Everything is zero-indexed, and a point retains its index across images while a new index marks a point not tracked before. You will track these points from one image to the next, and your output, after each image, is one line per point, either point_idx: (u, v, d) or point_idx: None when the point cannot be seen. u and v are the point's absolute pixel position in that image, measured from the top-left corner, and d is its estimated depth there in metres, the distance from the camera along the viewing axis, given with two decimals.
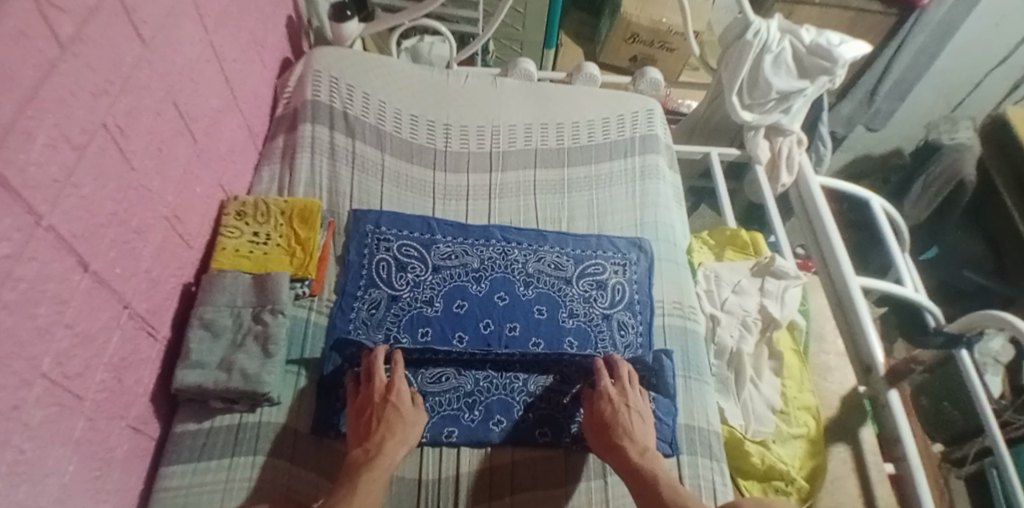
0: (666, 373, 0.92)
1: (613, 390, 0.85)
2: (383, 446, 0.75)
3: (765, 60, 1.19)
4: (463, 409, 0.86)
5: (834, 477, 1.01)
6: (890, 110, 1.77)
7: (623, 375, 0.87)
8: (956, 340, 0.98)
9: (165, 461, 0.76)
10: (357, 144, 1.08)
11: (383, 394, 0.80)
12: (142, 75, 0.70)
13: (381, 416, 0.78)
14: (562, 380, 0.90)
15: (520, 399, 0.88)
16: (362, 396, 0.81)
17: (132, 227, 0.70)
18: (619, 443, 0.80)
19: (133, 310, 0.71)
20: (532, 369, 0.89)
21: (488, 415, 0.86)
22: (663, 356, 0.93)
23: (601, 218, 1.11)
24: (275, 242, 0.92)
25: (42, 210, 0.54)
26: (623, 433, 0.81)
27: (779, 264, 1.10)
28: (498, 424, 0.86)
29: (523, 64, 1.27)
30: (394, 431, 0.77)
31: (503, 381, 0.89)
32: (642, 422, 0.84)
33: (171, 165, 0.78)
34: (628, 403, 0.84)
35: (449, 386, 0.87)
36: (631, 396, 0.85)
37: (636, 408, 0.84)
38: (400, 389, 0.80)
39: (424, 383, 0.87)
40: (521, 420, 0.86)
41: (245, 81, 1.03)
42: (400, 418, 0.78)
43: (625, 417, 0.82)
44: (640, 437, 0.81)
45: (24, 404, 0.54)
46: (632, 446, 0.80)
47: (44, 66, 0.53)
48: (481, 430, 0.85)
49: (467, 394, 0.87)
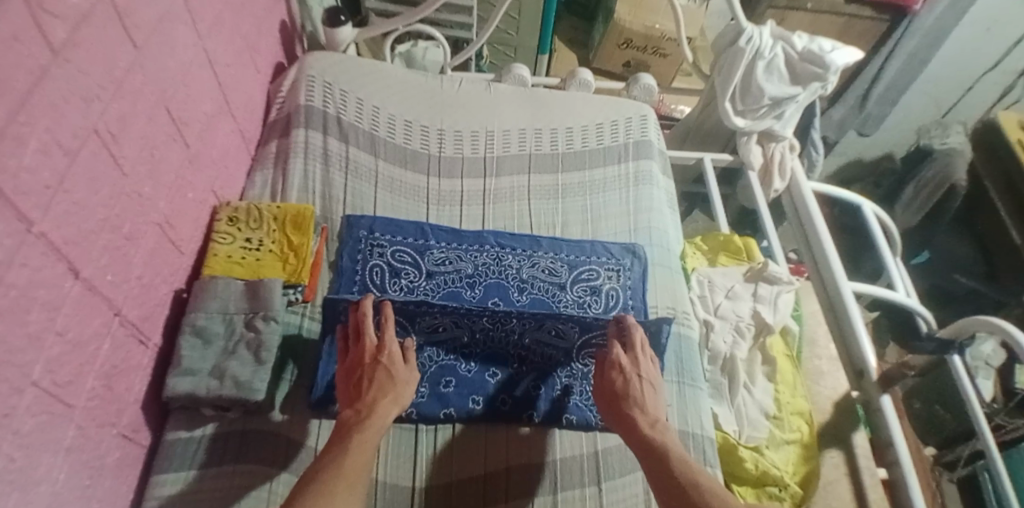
0: (663, 334, 0.91)
1: (625, 360, 0.84)
2: (376, 406, 0.74)
3: (758, 66, 1.20)
4: (459, 360, 0.90)
5: (827, 482, 1.01)
6: (881, 115, 1.80)
7: (635, 342, 0.86)
8: (947, 347, 1.01)
9: (156, 470, 0.76)
10: (350, 151, 1.08)
11: (373, 355, 0.79)
12: (136, 79, 0.70)
13: (372, 377, 0.78)
14: (556, 333, 0.89)
15: (514, 354, 0.91)
16: (352, 355, 0.81)
17: (123, 233, 0.69)
18: (630, 414, 0.79)
19: (124, 317, 0.71)
20: (528, 325, 0.88)
21: (484, 366, 0.91)
22: (664, 325, 0.90)
23: (594, 223, 1.11)
24: (268, 249, 0.91)
25: (33, 216, 0.54)
26: (634, 404, 0.80)
27: (772, 269, 1.10)
28: (494, 376, 0.90)
29: (517, 70, 1.28)
30: (385, 391, 0.76)
31: (497, 335, 0.90)
32: (653, 391, 0.83)
33: (163, 171, 0.78)
34: (640, 373, 0.83)
35: (442, 338, 0.90)
36: (642, 366, 0.84)
37: (648, 378, 0.83)
38: (391, 350, 0.80)
39: (420, 334, 0.88)
40: (515, 373, 0.91)
41: (238, 85, 1.02)
42: (391, 380, 0.77)
43: (636, 387, 0.82)
44: (651, 409, 0.80)
45: (15, 412, 0.53)
46: (643, 417, 0.78)
47: (37, 71, 0.53)
48: (477, 382, 0.89)
49: (463, 345, 0.90)
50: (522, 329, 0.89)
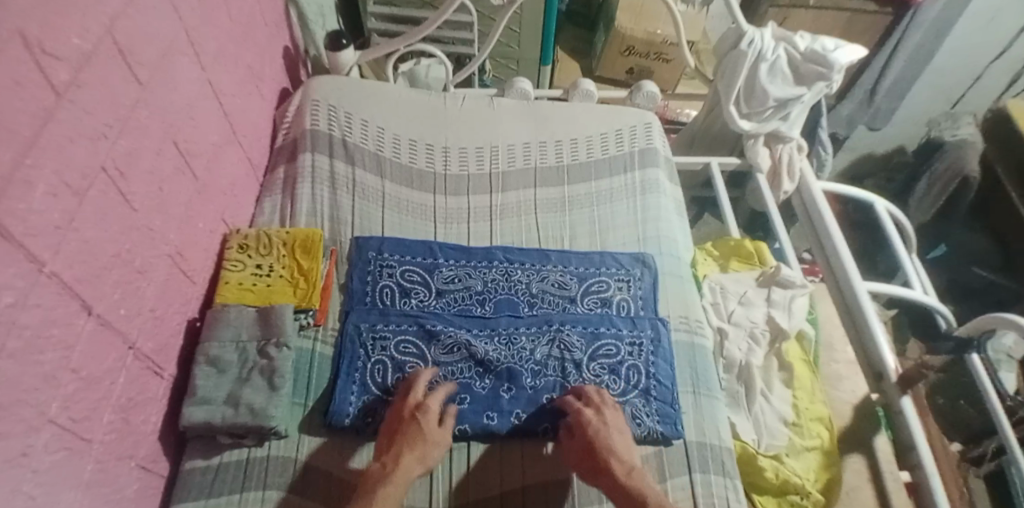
0: (663, 338, 0.97)
1: (590, 412, 0.84)
2: (401, 460, 0.76)
3: (761, 69, 1.19)
4: (474, 378, 0.90)
5: (851, 488, 0.98)
6: (891, 108, 1.76)
7: (592, 395, 0.86)
8: (965, 347, 0.98)
9: (176, 499, 0.76)
10: (357, 172, 1.09)
11: (412, 410, 0.82)
12: (141, 116, 0.71)
13: (404, 432, 0.80)
14: (563, 348, 0.93)
15: (528, 368, 0.91)
16: (393, 409, 0.84)
17: (135, 267, 0.71)
18: (606, 466, 0.78)
19: (139, 350, 0.72)
20: (538, 341, 0.93)
21: (499, 382, 0.89)
22: (659, 325, 0.98)
23: (603, 235, 1.10)
24: (278, 274, 0.92)
25: (44, 257, 0.55)
26: (608, 453, 0.80)
27: (785, 273, 1.09)
28: (507, 391, 0.89)
29: (519, 84, 1.29)
30: (413, 446, 0.78)
31: (511, 351, 0.92)
32: (622, 436, 0.83)
33: (172, 203, 0.79)
34: (606, 421, 0.83)
35: (462, 355, 0.90)
36: (605, 414, 0.84)
37: (615, 425, 0.84)
38: (429, 408, 0.82)
39: (437, 355, 0.90)
40: (529, 387, 0.90)
41: (244, 113, 1.04)
42: (422, 435, 0.79)
43: (605, 436, 0.81)
44: (626, 455, 0.80)
45: (33, 450, 0.54)
46: (619, 464, 0.79)
47: (42, 114, 0.54)
48: (490, 398, 0.88)
49: (479, 362, 0.90)
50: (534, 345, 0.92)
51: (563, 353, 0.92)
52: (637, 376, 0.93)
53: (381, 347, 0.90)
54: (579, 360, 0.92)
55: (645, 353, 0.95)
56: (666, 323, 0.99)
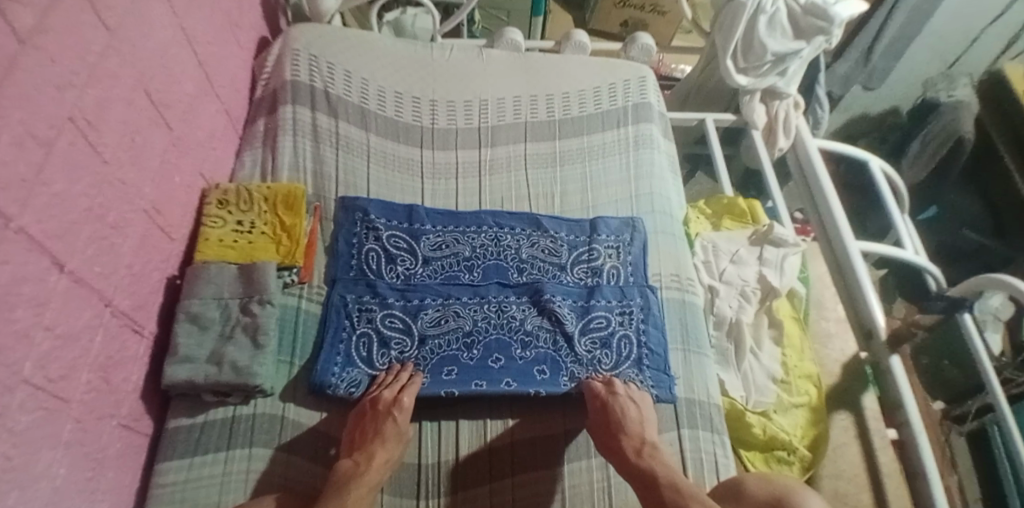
0: (653, 305, 0.96)
1: (600, 386, 0.85)
2: (373, 459, 0.73)
3: (760, 21, 1.15)
4: (461, 349, 0.87)
5: (835, 445, 0.99)
6: (888, 68, 1.66)
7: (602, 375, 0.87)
8: (957, 305, 0.98)
9: (160, 457, 0.75)
10: (340, 124, 1.05)
11: (387, 406, 0.78)
12: (110, 64, 0.67)
13: (380, 428, 0.77)
14: (554, 319, 0.91)
15: (516, 338, 0.89)
16: (365, 403, 0.80)
17: (109, 222, 0.68)
18: (617, 440, 0.79)
19: (116, 308, 0.69)
20: (528, 310, 0.91)
21: (488, 353, 0.87)
22: (649, 292, 0.96)
23: (594, 193, 1.08)
24: (260, 230, 0.90)
25: (11, 211, 0.52)
26: (618, 429, 0.80)
27: (777, 232, 1.08)
28: (496, 362, 0.87)
29: (509, 34, 1.23)
30: (387, 443, 0.76)
31: (501, 321, 0.90)
32: (637, 408, 0.83)
33: (146, 156, 0.75)
34: (617, 393, 0.83)
35: (449, 328, 0.89)
36: (617, 386, 0.84)
37: (628, 395, 0.83)
38: (404, 405, 0.79)
39: (424, 328, 0.88)
40: (519, 357, 0.87)
41: (220, 63, 0.98)
42: (396, 432, 0.77)
43: (616, 408, 0.81)
44: (637, 430, 0.80)
45: (8, 410, 0.52)
46: (629, 441, 0.79)
47: (5, 61, 0.51)
48: (479, 369, 0.86)
49: (467, 334, 0.88)
50: (523, 316, 0.91)
51: (554, 325, 0.90)
52: (629, 346, 0.92)
53: (367, 319, 0.88)
54: (571, 334, 0.90)
55: (635, 323, 0.93)
56: (656, 290, 0.98)
